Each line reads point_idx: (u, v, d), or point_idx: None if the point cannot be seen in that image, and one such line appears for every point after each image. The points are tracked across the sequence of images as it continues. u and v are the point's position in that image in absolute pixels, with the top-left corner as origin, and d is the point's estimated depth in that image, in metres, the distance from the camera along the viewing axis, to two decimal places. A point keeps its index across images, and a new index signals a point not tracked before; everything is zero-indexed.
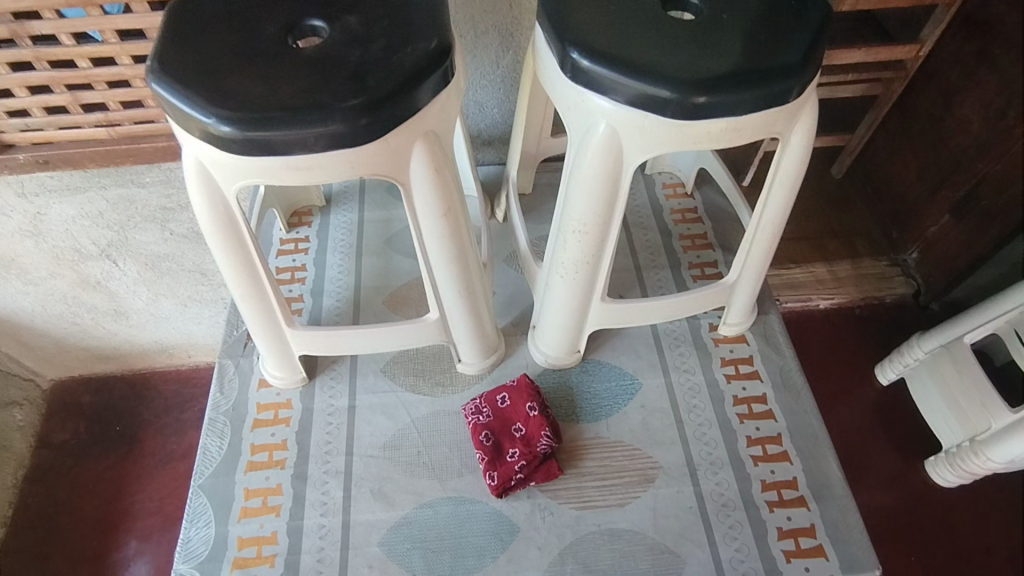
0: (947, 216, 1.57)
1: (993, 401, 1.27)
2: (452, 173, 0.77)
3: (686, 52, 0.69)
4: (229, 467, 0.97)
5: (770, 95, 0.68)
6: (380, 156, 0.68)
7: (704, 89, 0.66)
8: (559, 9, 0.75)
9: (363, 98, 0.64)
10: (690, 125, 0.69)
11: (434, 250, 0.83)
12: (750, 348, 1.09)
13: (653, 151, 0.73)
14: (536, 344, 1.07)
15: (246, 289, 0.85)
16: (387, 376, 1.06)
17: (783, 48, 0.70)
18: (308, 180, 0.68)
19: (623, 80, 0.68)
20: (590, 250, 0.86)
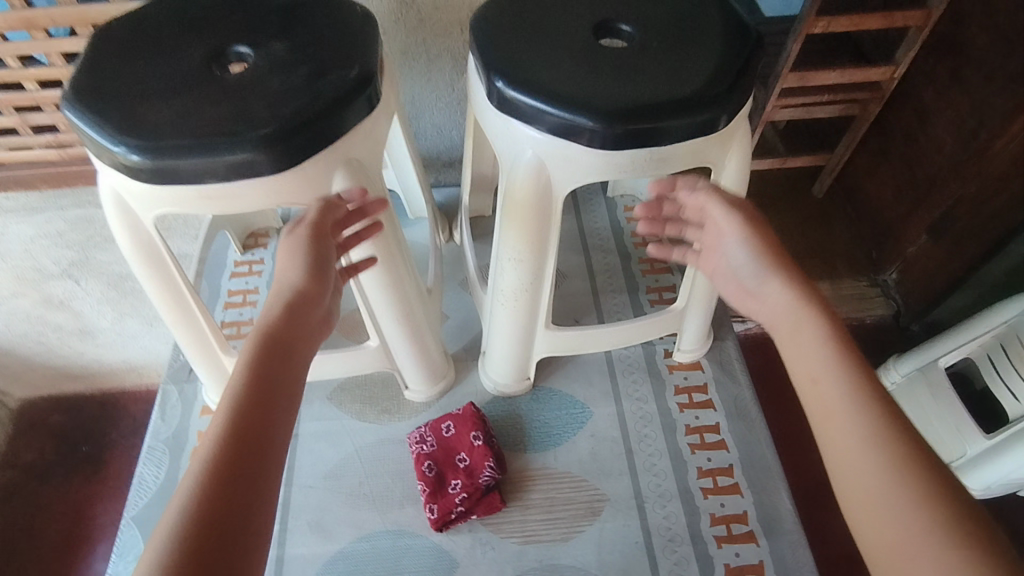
0: (924, 237, 1.46)
1: (966, 419, 1.21)
2: (382, 200, 0.75)
3: (613, 80, 0.69)
4: (164, 497, 0.95)
5: (696, 124, 0.67)
6: (297, 186, 0.66)
7: (626, 120, 0.65)
8: (489, 35, 0.74)
9: (275, 126, 0.62)
10: (614, 155, 0.69)
11: (367, 277, 0.81)
12: (705, 375, 1.07)
13: (583, 180, 0.72)
14: (485, 370, 1.04)
15: (175, 316, 0.83)
16: (334, 404, 1.04)
17: (711, 76, 0.69)
18: (220, 209, 0.67)
19: (547, 109, 0.67)
20: (527, 278, 0.84)
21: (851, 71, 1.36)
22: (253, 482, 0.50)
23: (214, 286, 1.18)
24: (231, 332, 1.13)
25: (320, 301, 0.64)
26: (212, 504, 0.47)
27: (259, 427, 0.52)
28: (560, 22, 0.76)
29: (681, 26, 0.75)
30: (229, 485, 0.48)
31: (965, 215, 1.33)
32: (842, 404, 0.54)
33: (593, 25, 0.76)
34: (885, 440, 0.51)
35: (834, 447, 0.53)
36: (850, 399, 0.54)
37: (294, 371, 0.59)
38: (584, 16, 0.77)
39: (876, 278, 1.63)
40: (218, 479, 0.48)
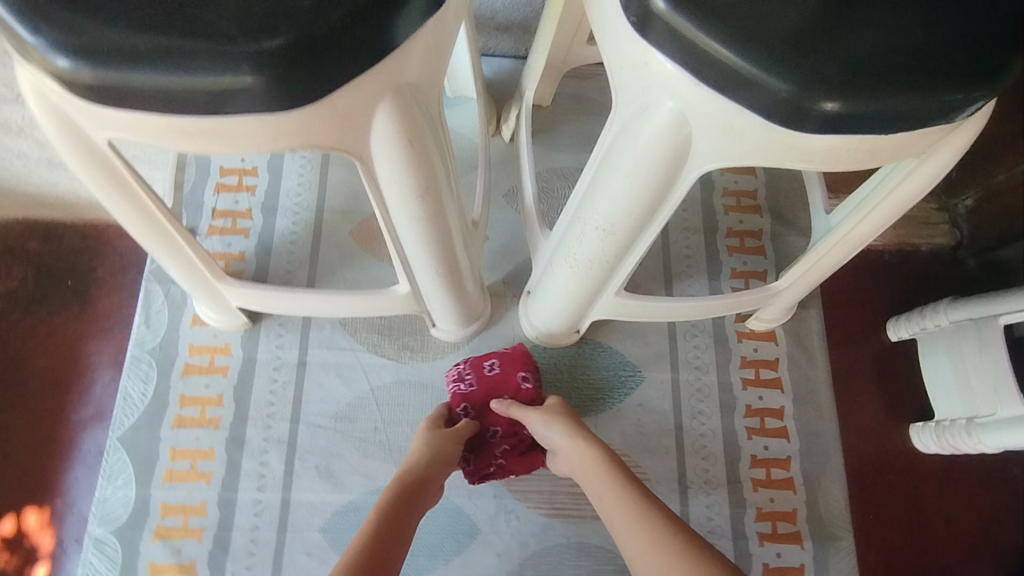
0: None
1: (1009, 375, 0.80)
2: (438, 136, 0.52)
3: (840, 11, 0.44)
4: (153, 419, 0.84)
5: (947, 107, 0.45)
6: (319, 125, 0.43)
7: (855, 92, 0.43)
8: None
9: (290, 34, 0.38)
10: (806, 140, 0.46)
11: (406, 230, 0.60)
12: (778, 349, 0.93)
13: (738, 159, 0.49)
14: (525, 315, 0.88)
15: (151, 239, 0.64)
16: (347, 331, 0.89)
17: (982, 25, 0.46)
18: (202, 148, 0.43)
19: (722, 52, 0.44)
20: (611, 252, 0.64)
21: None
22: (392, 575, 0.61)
23: (203, 161, 0.95)
24: (223, 224, 0.92)
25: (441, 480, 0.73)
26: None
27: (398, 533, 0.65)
28: None
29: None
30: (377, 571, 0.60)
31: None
32: (652, 531, 0.61)
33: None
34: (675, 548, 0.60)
35: (633, 552, 0.61)
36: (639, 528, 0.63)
37: (421, 507, 0.69)
38: None
39: (944, 202, 1.07)
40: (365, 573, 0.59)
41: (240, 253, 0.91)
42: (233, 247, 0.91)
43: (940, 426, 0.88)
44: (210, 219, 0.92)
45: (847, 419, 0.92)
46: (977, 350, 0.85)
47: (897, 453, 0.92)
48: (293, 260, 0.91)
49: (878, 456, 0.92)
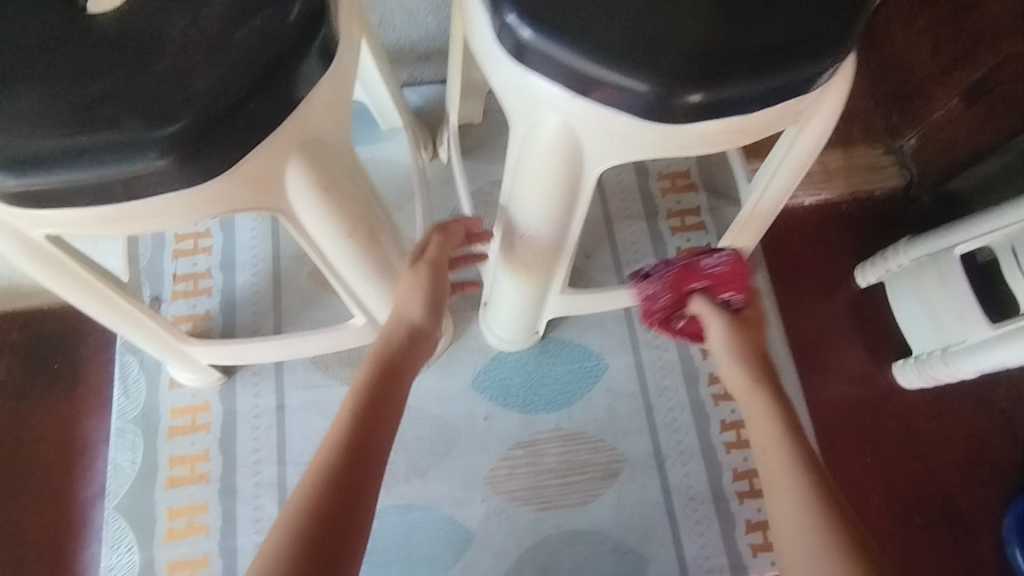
0: (956, 100, 0.99)
1: (971, 304, 0.88)
2: (358, 179, 0.56)
3: (687, 16, 0.49)
4: (146, 484, 0.87)
5: (797, 81, 0.49)
6: (234, 191, 0.47)
7: (708, 83, 0.48)
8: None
9: (191, 115, 0.42)
10: (681, 129, 0.51)
11: (349, 269, 0.63)
12: None
13: (631, 155, 0.53)
14: (487, 325, 0.92)
15: (112, 316, 0.68)
16: (319, 369, 0.93)
17: (816, 4, 0.50)
18: (129, 231, 0.47)
19: (588, 67, 0.48)
20: (542, 255, 0.68)
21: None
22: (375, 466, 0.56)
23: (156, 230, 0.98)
24: (185, 286, 0.96)
25: (430, 337, 0.66)
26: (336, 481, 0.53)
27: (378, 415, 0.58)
28: None
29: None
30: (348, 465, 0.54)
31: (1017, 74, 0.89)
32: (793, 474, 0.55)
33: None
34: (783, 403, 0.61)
35: (781, 513, 0.55)
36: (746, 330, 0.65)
37: (408, 378, 0.63)
38: None
39: (893, 144, 1.14)
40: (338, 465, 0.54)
41: (205, 312, 0.94)
42: (197, 307, 0.95)
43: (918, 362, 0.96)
44: (172, 284, 0.95)
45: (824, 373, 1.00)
46: (939, 281, 0.93)
47: (883, 394, 0.99)
48: (257, 311, 0.95)
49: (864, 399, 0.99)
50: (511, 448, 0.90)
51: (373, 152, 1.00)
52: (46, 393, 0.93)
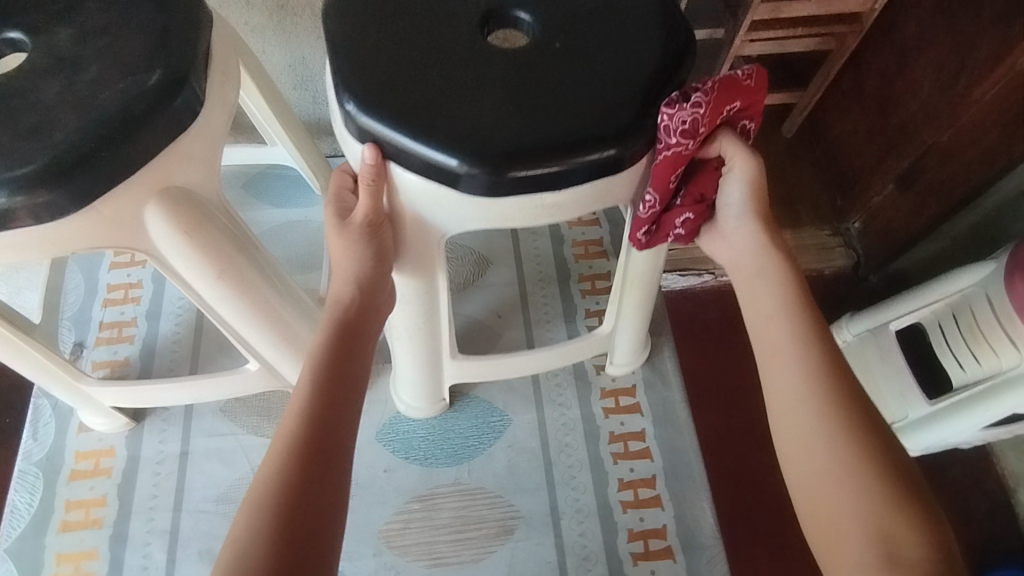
0: (890, 185, 1.04)
1: (910, 381, 0.92)
2: (233, 228, 0.62)
3: (505, 110, 0.58)
4: (39, 528, 0.87)
5: (591, 164, 0.58)
6: (93, 228, 0.54)
7: (507, 164, 0.56)
8: (356, 31, 0.63)
9: (44, 160, 0.49)
10: (499, 201, 0.59)
11: (230, 313, 0.68)
12: (636, 381, 1.00)
13: (468, 220, 0.62)
14: (397, 392, 0.94)
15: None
16: (227, 417, 0.95)
17: (611, 100, 0.60)
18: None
19: (414, 148, 0.57)
20: (419, 312, 0.74)
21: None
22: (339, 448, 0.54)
23: (90, 280, 1.04)
24: (110, 334, 1.00)
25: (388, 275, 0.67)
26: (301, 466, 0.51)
27: (331, 399, 0.56)
28: (443, 15, 0.64)
29: (587, 24, 0.64)
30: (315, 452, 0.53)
31: (937, 163, 0.94)
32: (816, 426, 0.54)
33: (480, 19, 0.64)
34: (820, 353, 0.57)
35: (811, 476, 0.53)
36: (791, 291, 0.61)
37: (366, 330, 0.64)
38: (472, 6, 0.65)
39: (839, 226, 1.18)
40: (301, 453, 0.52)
41: (124, 358, 0.98)
42: (118, 354, 0.98)
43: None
44: (97, 331, 1.00)
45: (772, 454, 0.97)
46: (878, 358, 0.97)
47: None
48: (175, 359, 0.98)
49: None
50: (409, 502, 0.90)
51: (302, 214, 1.07)
52: None
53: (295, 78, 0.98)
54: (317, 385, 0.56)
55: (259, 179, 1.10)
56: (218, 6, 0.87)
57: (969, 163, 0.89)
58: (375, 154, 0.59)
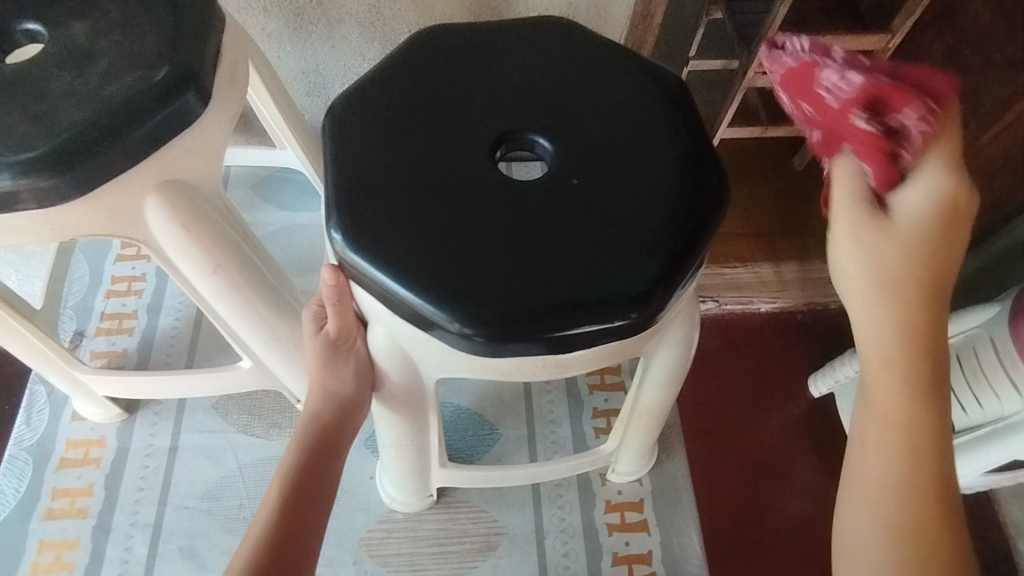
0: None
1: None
2: (229, 225, 0.62)
3: (511, 253, 0.49)
4: (24, 513, 0.87)
5: (606, 331, 0.49)
6: (92, 216, 0.55)
7: (507, 329, 0.47)
8: (355, 140, 0.53)
9: (50, 146, 0.51)
10: (494, 360, 0.50)
11: (223, 308, 0.69)
12: (642, 490, 0.92)
13: (457, 369, 0.53)
14: (382, 484, 0.89)
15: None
16: (218, 414, 0.95)
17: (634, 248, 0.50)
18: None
19: (396, 292, 0.48)
20: (405, 433, 0.67)
21: (841, 36, 0.94)
22: (315, 518, 0.56)
23: (95, 271, 1.05)
24: (110, 325, 1.01)
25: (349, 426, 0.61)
26: (280, 541, 0.53)
27: (313, 472, 0.58)
28: (453, 129, 0.54)
29: (614, 149, 0.55)
30: (292, 528, 0.55)
31: (948, 207, 0.94)
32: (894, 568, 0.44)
33: (496, 138, 0.54)
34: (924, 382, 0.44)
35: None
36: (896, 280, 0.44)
37: (327, 478, 0.59)
38: (487, 123, 0.55)
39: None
40: (280, 526, 0.54)
41: (122, 349, 0.99)
42: (116, 345, 0.99)
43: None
44: (98, 322, 1.01)
45: (767, 501, 0.94)
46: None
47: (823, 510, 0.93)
48: (172, 353, 0.99)
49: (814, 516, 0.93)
50: (392, 511, 0.90)
51: (307, 218, 1.08)
52: None
53: (307, 85, 1.00)
54: (296, 467, 0.58)
55: (268, 181, 1.11)
56: (237, 11, 0.89)
57: (980, 207, 0.90)
58: (337, 276, 0.53)
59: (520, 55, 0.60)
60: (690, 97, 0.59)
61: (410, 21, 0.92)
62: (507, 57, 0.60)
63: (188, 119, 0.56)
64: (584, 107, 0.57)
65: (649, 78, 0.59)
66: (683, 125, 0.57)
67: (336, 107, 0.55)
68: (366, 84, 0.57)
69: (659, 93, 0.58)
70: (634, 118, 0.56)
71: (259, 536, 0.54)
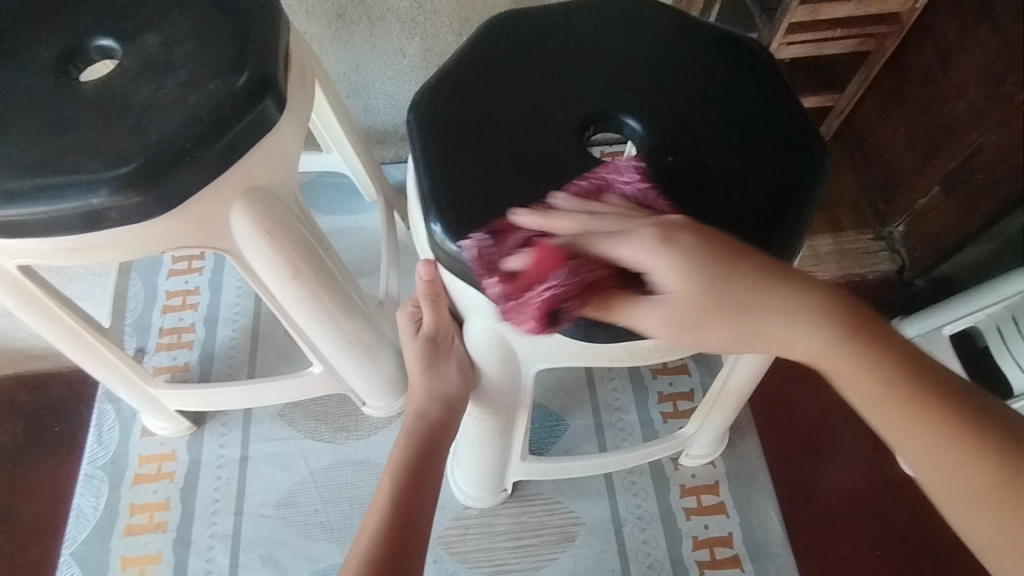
0: (936, 188, 0.98)
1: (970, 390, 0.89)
2: (305, 228, 0.62)
3: None
4: (104, 531, 0.88)
5: None
6: (180, 229, 0.55)
7: (618, 310, 0.46)
8: (445, 131, 0.53)
9: (141, 160, 0.50)
10: (599, 345, 0.49)
11: (300, 314, 0.68)
12: (716, 472, 0.92)
13: (564, 362, 0.53)
14: (455, 481, 0.89)
15: (68, 340, 0.76)
16: (285, 422, 0.95)
17: (738, 221, 0.50)
18: (86, 260, 0.55)
19: (500, 280, 0.47)
20: (494, 431, 0.67)
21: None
22: (424, 521, 0.58)
23: (149, 288, 1.06)
24: (169, 340, 1.01)
25: (448, 436, 0.62)
26: (397, 543, 0.55)
27: (417, 477, 0.59)
28: (542, 114, 0.54)
29: (706, 123, 0.54)
30: (407, 530, 0.56)
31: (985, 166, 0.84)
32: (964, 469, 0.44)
33: (585, 120, 0.54)
34: (903, 387, 0.44)
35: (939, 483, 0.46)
36: (790, 313, 0.43)
37: (429, 492, 0.60)
38: (574, 105, 0.54)
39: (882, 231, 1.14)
40: (394, 532, 0.56)
41: (184, 363, 0.99)
42: (178, 359, 1.00)
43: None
44: (158, 337, 1.02)
45: (833, 477, 0.94)
46: None
47: (894, 484, 0.94)
48: (234, 363, 0.99)
49: (869, 488, 0.93)
50: (467, 507, 0.89)
51: (353, 220, 1.08)
52: (49, 452, 1.00)
53: (349, 86, 1.00)
54: (401, 473, 0.59)
55: (310, 185, 1.11)
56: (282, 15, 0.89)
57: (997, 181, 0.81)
58: (431, 269, 0.52)
59: (598, 35, 0.59)
60: (773, 69, 0.59)
61: (452, 13, 0.90)
62: (586, 37, 0.59)
63: (268, 123, 0.55)
64: (667, 87, 0.56)
65: (730, 50, 0.59)
66: (772, 96, 0.56)
67: (420, 99, 0.55)
68: (447, 76, 0.56)
69: (741, 65, 0.58)
70: (720, 93, 0.56)
71: (378, 539, 0.55)
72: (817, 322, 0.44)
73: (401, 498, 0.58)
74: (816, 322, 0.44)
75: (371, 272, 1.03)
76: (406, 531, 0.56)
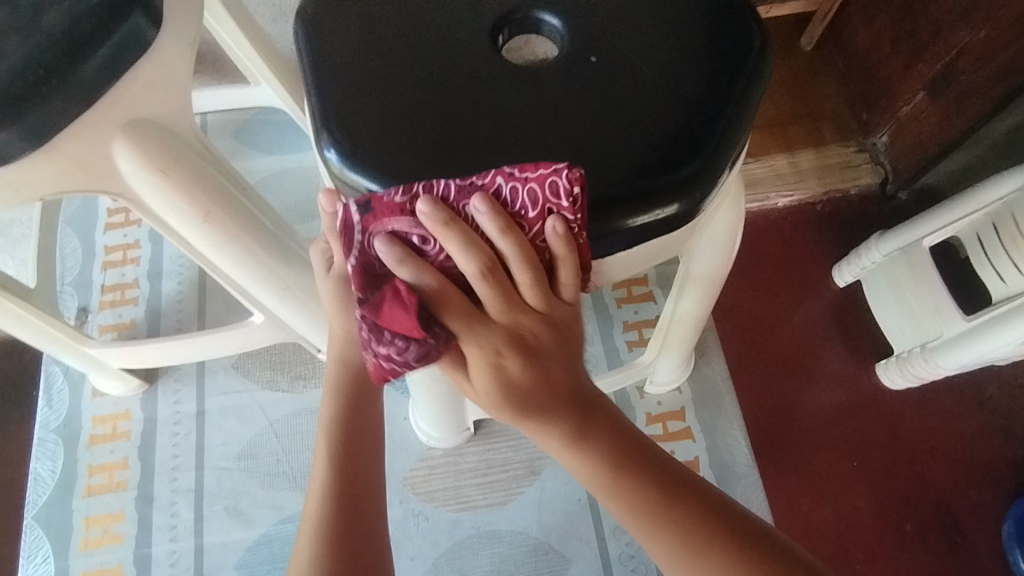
0: (921, 92, 0.92)
1: (945, 297, 0.84)
2: (208, 163, 0.56)
3: (540, 151, 0.43)
4: (63, 493, 0.86)
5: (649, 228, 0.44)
6: (59, 170, 0.50)
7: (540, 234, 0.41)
8: (336, 46, 0.46)
9: None
10: None
11: (222, 261, 0.63)
12: (683, 398, 0.90)
13: None
14: (416, 422, 0.87)
15: None
16: (240, 373, 0.93)
17: (671, 126, 0.44)
18: None
19: (408, 211, 0.42)
20: (436, 371, 0.64)
21: None
22: (371, 469, 0.56)
23: (87, 244, 1.00)
24: (112, 297, 0.97)
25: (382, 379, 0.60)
26: (343, 497, 0.53)
27: (358, 427, 0.57)
28: (447, 18, 0.47)
29: (634, 17, 0.48)
30: (354, 483, 0.54)
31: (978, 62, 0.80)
32: (649, 522, 0.47)
33: (497, 22, 0.48)
34: (638, 491, 0.47)
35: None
36: (627, 495, 0.47)
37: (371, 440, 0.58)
38: (483, 6, 0.48)
39: (863, 140, 1.05)
40: (336, 485, 0.53)
41: (130, 320, 0.95)
42: (123, 316, 0.95)
43: (900, 360, 0.90)
44: (100, 295, 0.97)
45: (800, 395, 0.93)
46: (910, 276, 0.89)
47: (865, 398, 0.93)
48: (182, 317, 0.95)
49: (844, 403, 0.93)
50: (431, 448, 0.88)
51: (297, 160, 1.01)
52: None
53: (273, 9, 0.90)
54: (341, 424, 0.56)
55: (247, 124, 1.03)
56: None
57: None
58: (336, 202, 0.48)
59: None
60: None
61: None
62: None
63: (141, 43, 0.50)
64: None
65: None
66: None
67: (309, 8, 0.48)
68: None
69: None
70: None
71: (322, 495, 0.53)
72: (600, 440, 0.48)
73: (339, 451, 0.55)
74: (564, 429, 0.47)
75: (317, 215, 0.97)
76: (347, 484, 0.54)
